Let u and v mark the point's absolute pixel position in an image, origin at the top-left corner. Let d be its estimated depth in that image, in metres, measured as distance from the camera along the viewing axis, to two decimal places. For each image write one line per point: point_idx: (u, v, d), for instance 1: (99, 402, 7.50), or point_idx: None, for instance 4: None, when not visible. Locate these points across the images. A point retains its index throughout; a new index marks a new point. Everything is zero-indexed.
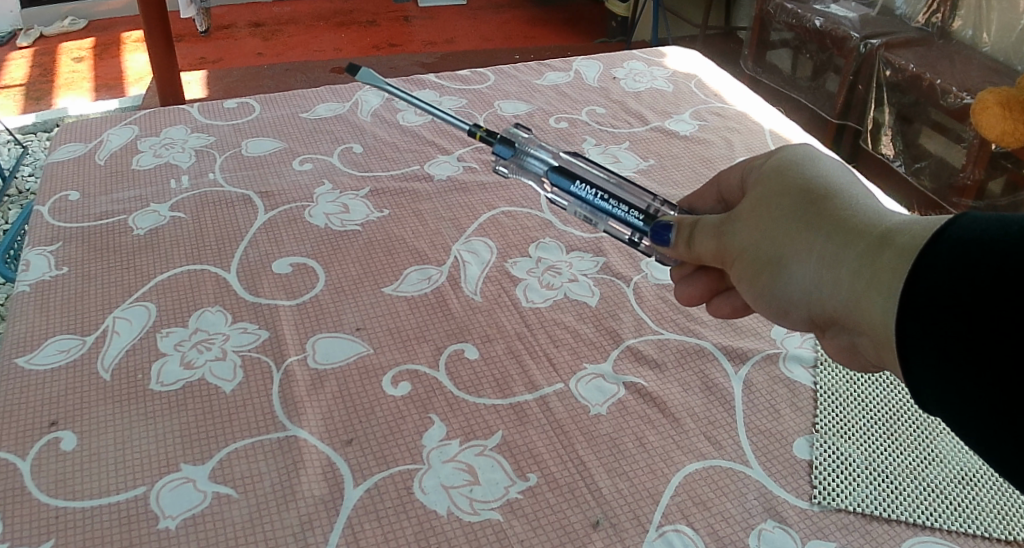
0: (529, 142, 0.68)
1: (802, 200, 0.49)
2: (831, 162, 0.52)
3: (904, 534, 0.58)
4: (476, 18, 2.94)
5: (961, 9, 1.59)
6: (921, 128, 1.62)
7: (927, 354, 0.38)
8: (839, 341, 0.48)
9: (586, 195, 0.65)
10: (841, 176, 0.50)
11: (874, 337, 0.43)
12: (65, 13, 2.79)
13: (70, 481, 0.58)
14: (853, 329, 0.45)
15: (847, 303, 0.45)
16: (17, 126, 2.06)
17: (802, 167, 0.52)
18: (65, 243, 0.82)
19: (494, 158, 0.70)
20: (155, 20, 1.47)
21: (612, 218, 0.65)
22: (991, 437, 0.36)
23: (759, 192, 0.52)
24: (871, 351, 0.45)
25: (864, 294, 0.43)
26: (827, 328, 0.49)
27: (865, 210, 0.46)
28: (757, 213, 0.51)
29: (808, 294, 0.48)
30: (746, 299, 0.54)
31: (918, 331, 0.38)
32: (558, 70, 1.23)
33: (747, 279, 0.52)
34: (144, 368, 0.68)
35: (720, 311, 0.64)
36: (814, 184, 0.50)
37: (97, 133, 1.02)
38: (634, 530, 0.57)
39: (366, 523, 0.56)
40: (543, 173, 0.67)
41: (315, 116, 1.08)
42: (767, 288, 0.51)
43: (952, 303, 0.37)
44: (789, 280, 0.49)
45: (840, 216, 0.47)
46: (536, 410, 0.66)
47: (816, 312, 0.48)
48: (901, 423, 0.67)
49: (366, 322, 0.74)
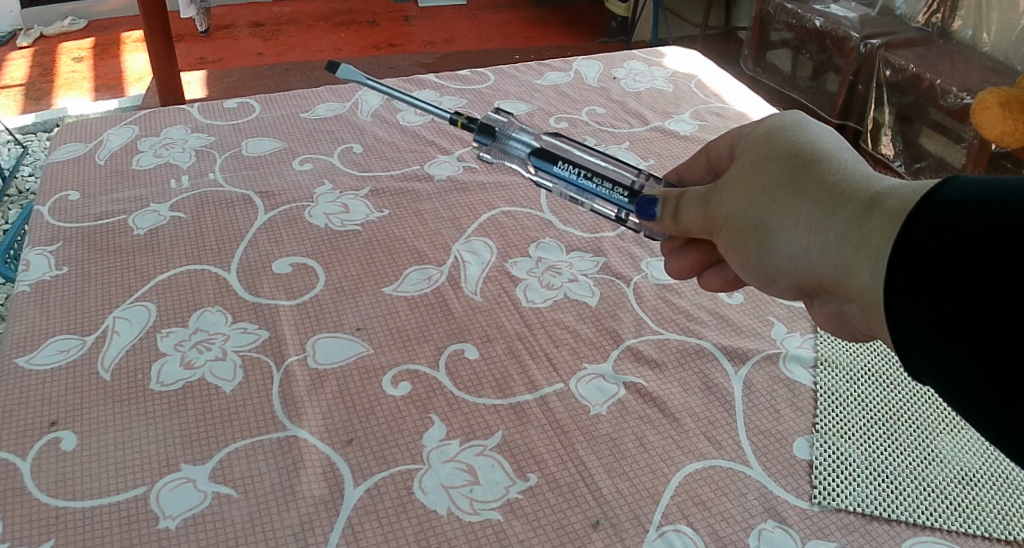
0: (510, 125, 0.68)
1: (789, 165, 0.49)
2: (818, 127, 0.52)
3: (904, 534, 0.58)
4: (476, 18, 2.94)
5: (961, 9, 1.59)
6: (920, 128, 1.62)
7: (920, 332, 0.38)
8: (827, 309, 0.49)
9: (569, 175, 0.65)
10: (829, 140, 0.50)
11: (864, 303, 0.43)
12: (64, 13, 2.79)
13: (70, 481, 0.58)
14: (841, 296, 0.46)
15: (834, 268, 0.45)
16: (17, 126, 2.06)
17: (789, 133, 0.52)
18: (66, 243, 0.82)
19: (476, 146, 0.70)
20: (154, 19, 1.47)
21: (597, 197, 0.65)
22: (990, 414, 0.36)
23: (746, 160, 0.52)
24: (859, 318, 0.45)
25: (852, 260, 0.43)
26: (816, 294, 0.49)
27: (853, 174, 0.47)
28: (744, 180, 0.51)
29: (796, 260, 0.48)
30: (733, 268, 0.54)
31: (908, 301, 0.38)
32: (558, 69, 1.23)
33: (733, 247, 0.52)
34: (144, 368, 0.68)
35: (710, 285, 0.65)
36: (802, 150, 0.50)
37: (97, 133, 1.02)
38: (634, 530, 0.57)
39: (366, 523, 0.56)
40: (526, 157, 0.67)
41: (315, 116, 1.08)
42: (753, 255, 0.51)
43: (941, 274, 0.37)
44: (776, 246, 0.49)
45: (829, 181, 0.47)
46: (536, 410, 0.66)
47: (804, 279, 0.48)
48: (901, 424, 0.67)
49: (366, 322, 0.74)
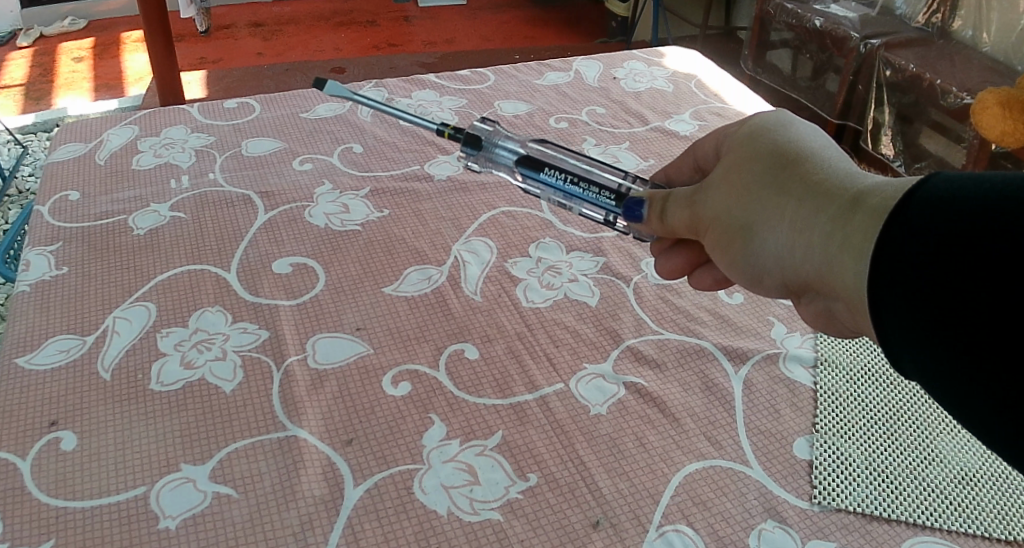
0: (495, 134, 0.68)
1: (773, 164, 0.49)
2: (803, 125, 0.52)
3: (904, 534, 0.58)
4: (476, 18, 2.94)
5: (961, 9, 1.60)
6: (920, 128, 1.62)
7: (907, 329, 0.38)
8: (813, 308, 0.49)
9: (556, 181, 0.65)
10: (814, 139, 0.50)
11: (849, 301, 0.43)
12: (64, 13, 2.79)
13: (69, 481, 0.58)
14: (827, 295, 0.46)
15: (820, 267, 0.45)
16: (17, 126, 2.06)
17: (774, 132, 0.51)
18: (66, 243, 0.82)
19: (463, 154, 0.70)
20: (154, 19, 1.47)
21: (585, 202, 0.65)
22: (983, 412, 0.36)
23: (731, 160, 0.52)
24: (846, 316, 0.45)
25: (838, 257, 0.43)
26: (803, 293, 0.49)
27: (837, 173, 0.47)
28: (728, 180, 0.51)
29: (781, 259, 0.48)
30: (719, 268, 0.54)
31: (895, 298, 0.38)
32: (558, 70, 1.23)
33: (719, 247, 0.52)
34: (144, 368, 0.68)
35: (702, 284, 0.64)
36: (786, 149, 0.50)
37: (97, 133, 1.02)
38: (634, 530, 0.57)
39: (366, 523, 0.56)
40: (513, 165, 0.66)
41: (315, 116, 1.08)
42: (739, 255, 0.50)
43: (928, 269, 0.37)
44: (761, 246, 0.49)
45: (813, 180, 0.47)
46: (536, 410, 0.66)
47: (790, 277, 0.48)
48: (901, 424, 0.67)
49: (366, 322, 0.74)
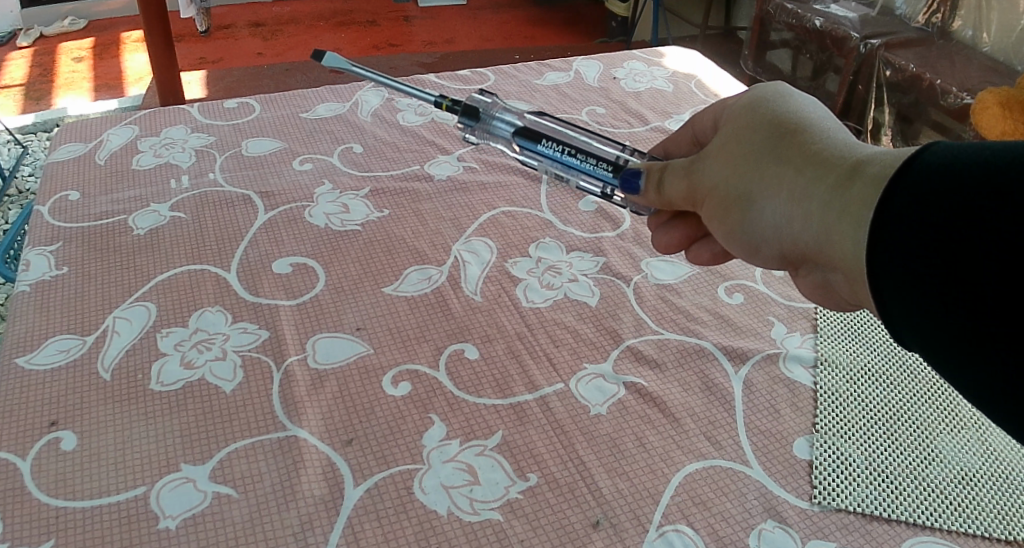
0: (494, 106, 0.67)
1: (771, 134, 0.49)
2: (801, 95, 0.52)
3: (904, 534, 0.58)
4: (476, 18, 2.94)
5: (961, 9, 1.59)
6: (920, 129, 1.60)
7: (912, 309, 0.38)
8: (812, 279, 0.49)
9: (553, 152, 0.65)
10: (813, 109, 0.50)
11: (847, 271, 0.43)
12: (64, 13, 2.78)
13: (70, 481, 0.58)
14: (826, 265, 0.46)
15: (817, 236, 0.45)
16: (17, 126, 2.06)
17: (772, 101, 0.51)
18: (65, 243, 0.82)
19: (461, 127, 0.70)
20: (155, 18, 1.47)
21: (582, 173, 0.65)
22: (991, 398, 0.36)
23: (729, 129, 0.52)
24: (844, 287, 0.46)
25: (836, 227, 0.43)
26: (800, 263, 0.49)
27: (836, 143, 0.46)
28: (726, 149, 0.51)
29: (779, 229, 0.48)
30: (717, 238, 0.54)
31: (896, 279, 0.38)
32: (558, 69, 1.23)
33: (717, 216, 0.52)
34: (144, 368, 0.68)
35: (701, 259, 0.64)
36: (786, 118, 0.49)
37: (97, 133, 1.02)
38: (634, 530, 0.57)
39: (366, 523, 0.56)
40: (511, 136, 0.66)
41: (315, 116, 1.08)
42: (737, 224, 0.50)
43: (928, 250, 0.37)
44: (759, 214, 0.49)
45: (811, 150, 0.47)
46: (536, 410, 0.66)
47: (788, 247, 0.48)
48: (901, 424, 0.67)
49: (367, 322, 0.74)
